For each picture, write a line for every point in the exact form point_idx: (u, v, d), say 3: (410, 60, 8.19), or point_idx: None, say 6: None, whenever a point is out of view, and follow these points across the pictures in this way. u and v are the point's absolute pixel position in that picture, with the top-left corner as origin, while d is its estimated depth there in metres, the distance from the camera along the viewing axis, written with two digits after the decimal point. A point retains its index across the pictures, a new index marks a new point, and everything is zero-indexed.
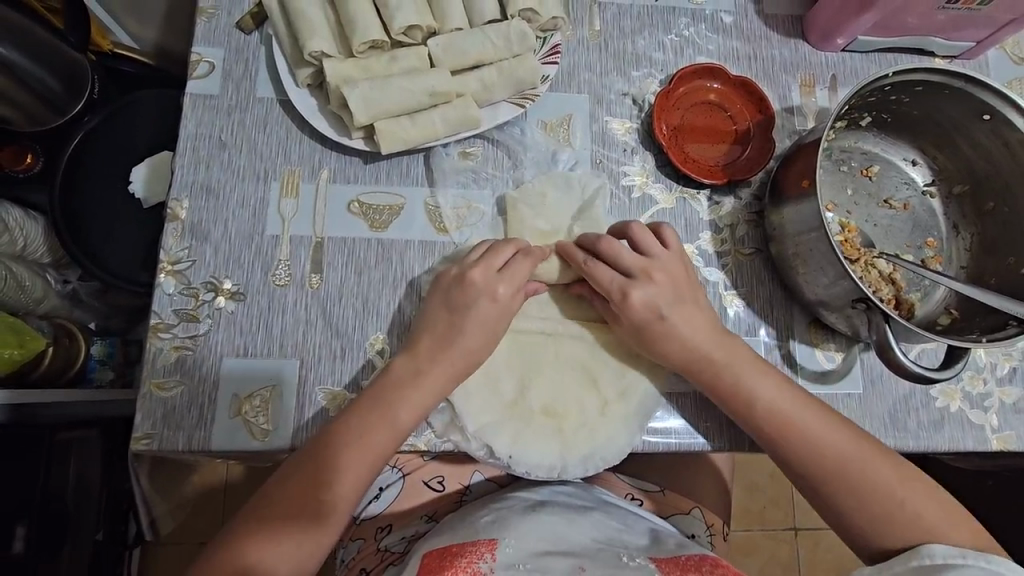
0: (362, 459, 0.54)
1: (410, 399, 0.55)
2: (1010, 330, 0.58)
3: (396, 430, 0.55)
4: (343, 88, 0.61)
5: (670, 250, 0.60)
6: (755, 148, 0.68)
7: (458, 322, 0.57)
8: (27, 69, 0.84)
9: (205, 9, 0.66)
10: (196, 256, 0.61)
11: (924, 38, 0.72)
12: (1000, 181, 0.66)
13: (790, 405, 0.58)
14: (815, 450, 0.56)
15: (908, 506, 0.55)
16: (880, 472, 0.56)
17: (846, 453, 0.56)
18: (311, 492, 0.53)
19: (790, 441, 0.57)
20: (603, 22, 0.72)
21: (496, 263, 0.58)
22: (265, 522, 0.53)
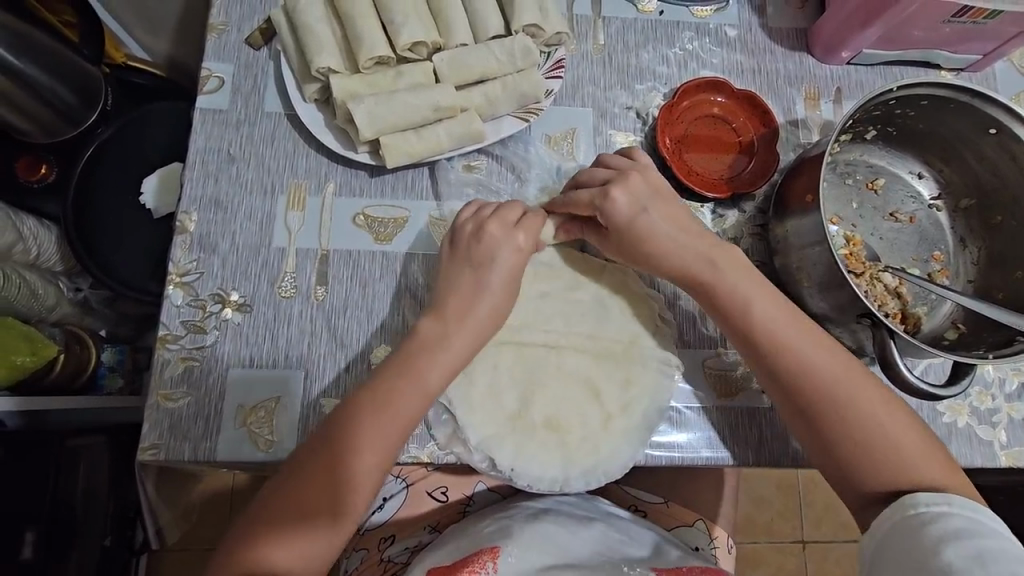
0: (371, 444, 0.54)
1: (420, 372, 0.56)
2: (1017, 346, 0.57)
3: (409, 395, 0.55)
4: (349, 103, 0.62)
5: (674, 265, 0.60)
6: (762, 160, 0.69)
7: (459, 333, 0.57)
8: (36, 78, 0.85)
9: (215, 26, 0.68)
10: (203, 268, 0.62)
11: (929, 52, 0.72)
12: (1007, 195, 0.65)
13: (793, 334, 0.57)
14: (812, 379, 0.56)
15: (897, 445, 0.54)
16: (877, 408, 0.55)
17: (845, 383, 0.56)
18: (324, 479, 0.53)
19: (786, 370, 0.57)
20: (607, 36, 0.72)
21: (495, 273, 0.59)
22: (279, 519, 0.53)
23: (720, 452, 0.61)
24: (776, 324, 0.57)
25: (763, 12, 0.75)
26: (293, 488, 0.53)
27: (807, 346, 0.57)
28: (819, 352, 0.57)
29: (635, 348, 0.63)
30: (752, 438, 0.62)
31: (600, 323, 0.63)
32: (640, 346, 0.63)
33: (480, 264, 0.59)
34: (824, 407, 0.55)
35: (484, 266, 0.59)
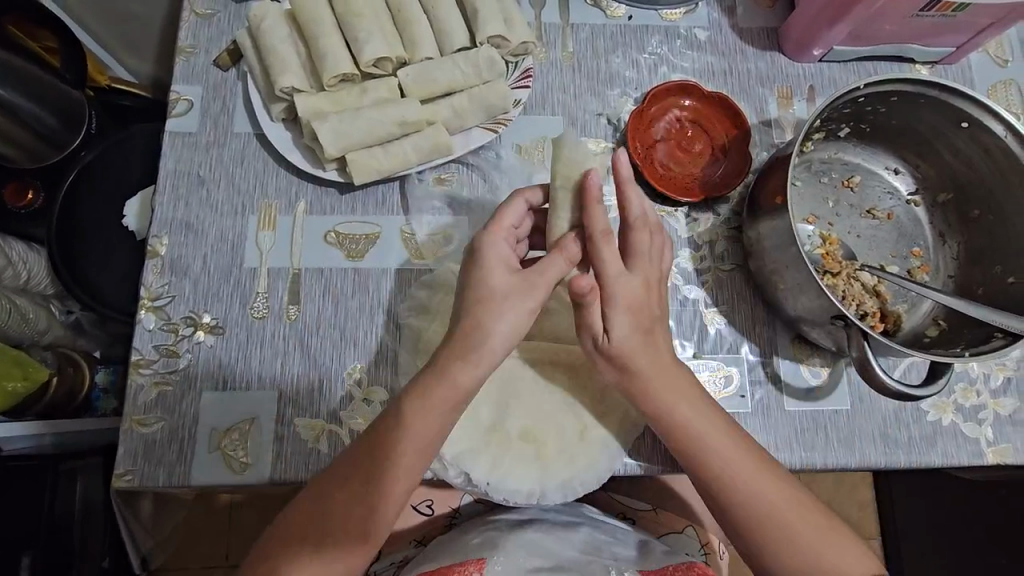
0: (390, 483, 0.51)
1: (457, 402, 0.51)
2: (995, 342, 0.57)
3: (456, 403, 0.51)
4: (314, 122, 0.62)
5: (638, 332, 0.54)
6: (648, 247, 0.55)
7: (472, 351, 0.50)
8: (14, 103, 0.85)
9: (183, 49, 0.68)
10: (175, 291, 0.62)
11: (900, 46, 0.72)
12: (982, 188, 0.65)
13: (699, 432, 0.54)
14: (715, 477, 0.54)
15: (803, 540, 0.53)
16: (775, 504, 0.53)
17: (745, 482, 0.53)
18: (355, 514, 0.52)
19: (694, 464, 0.55)
20: (576, 43, 0.72)
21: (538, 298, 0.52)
22: (301, 541, 0.52)
23: (661, 464, 0.61)
24: (685, 421, 0.54)
25: (732, 12, 0.75)
26: (317, 511, 0.53)
27: (714, 444, 0.54)
28: (721, 448, 0.54)
29: None
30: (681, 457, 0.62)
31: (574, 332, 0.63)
32: None
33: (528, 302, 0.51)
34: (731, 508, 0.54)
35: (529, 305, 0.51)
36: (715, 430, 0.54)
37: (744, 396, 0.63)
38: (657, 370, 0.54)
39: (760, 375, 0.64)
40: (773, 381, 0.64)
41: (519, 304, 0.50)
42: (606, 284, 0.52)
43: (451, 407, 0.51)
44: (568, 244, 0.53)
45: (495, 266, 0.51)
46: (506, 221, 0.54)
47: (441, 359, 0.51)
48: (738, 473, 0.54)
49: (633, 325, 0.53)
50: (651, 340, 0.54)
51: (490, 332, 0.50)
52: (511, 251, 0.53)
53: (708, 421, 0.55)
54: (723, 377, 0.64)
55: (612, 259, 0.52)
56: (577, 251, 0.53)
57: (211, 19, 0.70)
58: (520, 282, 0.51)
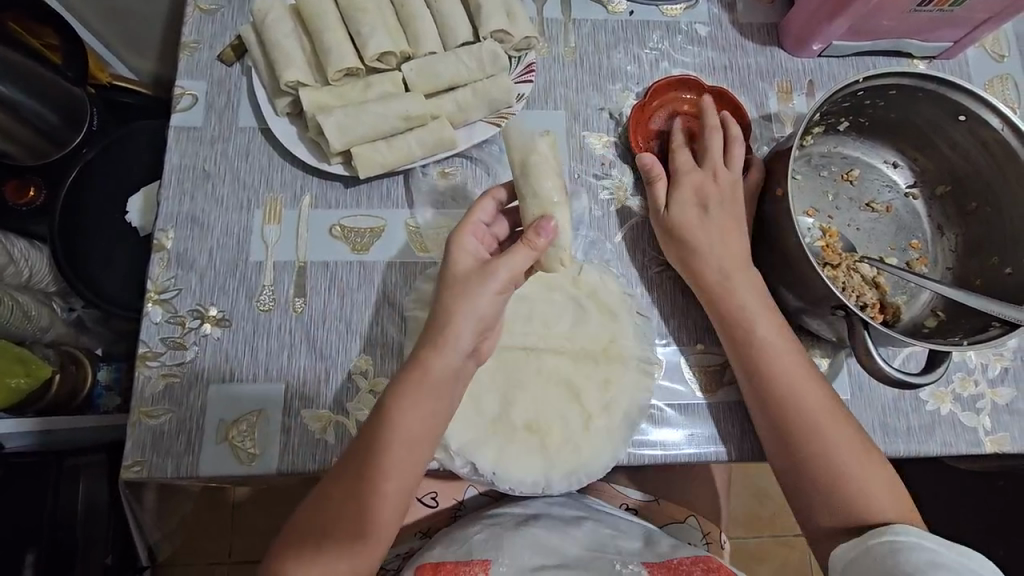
0: (391, 478, 0.52)
1: (438, 394, 0.52)
2: (992, 332, 0.57)
3: (440, 391, 0.52)
4: (319, 116, 0.62)
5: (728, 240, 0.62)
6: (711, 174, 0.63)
7: (451, 325, 0.52)
8: (14, 99, 0.85)
9: (188, 44, 0.68)
10: (182, 284, 0.62)
11: (898, 41, 0.72)
12: (980, 181, 0.65)
13: (772, 350, 0.59)
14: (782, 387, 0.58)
15: (852, 465, 0.56)
16: (835, 431, 0.56)
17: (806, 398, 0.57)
18: (349, 514, 0.52)
19: (761, 374, 0.58)
20: (577, 38, 0.73)
21: (505, 277, 0.52)
22: (303, 546, 0.53)
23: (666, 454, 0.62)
24: (766, 340, 0.59)
25: (732, 8, 0.75)
26: (315, 516, 0.53)
27: (786, 358, 0.58)
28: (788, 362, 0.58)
29: (613, 347, 0.63)
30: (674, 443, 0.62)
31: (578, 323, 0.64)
32: (618, 346, 0.63)
33: (495, 284, 0.52)
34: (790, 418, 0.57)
35: (489, 291, 0.52)
36: (788, 346, 0.59)
37: None
38: (731, 271, 0.61)
39: None
40: None
41: (484, 286, 0.52)
42: (672, 202, 0.63)
43: (429, 396, 0.52)
44: (532, 236, 0.53)
45: (460, 257, 0.54)
46: (473, 218, 0.56)
47: (419, 350, 0.53)
48: (805, 390, 0.58)
49: (694, 204, 0.63)
50: (739, 267, 0.61)
51: (454, 318, 0.51)
52: (480, 246, 0.56)
53: (781, 340, 0.59)
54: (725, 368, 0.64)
55: (681, 198, 0.63)
56: (542, 243, 0.53)
57: (214, 14, 0.70)
58: (480, 268, 0.52)
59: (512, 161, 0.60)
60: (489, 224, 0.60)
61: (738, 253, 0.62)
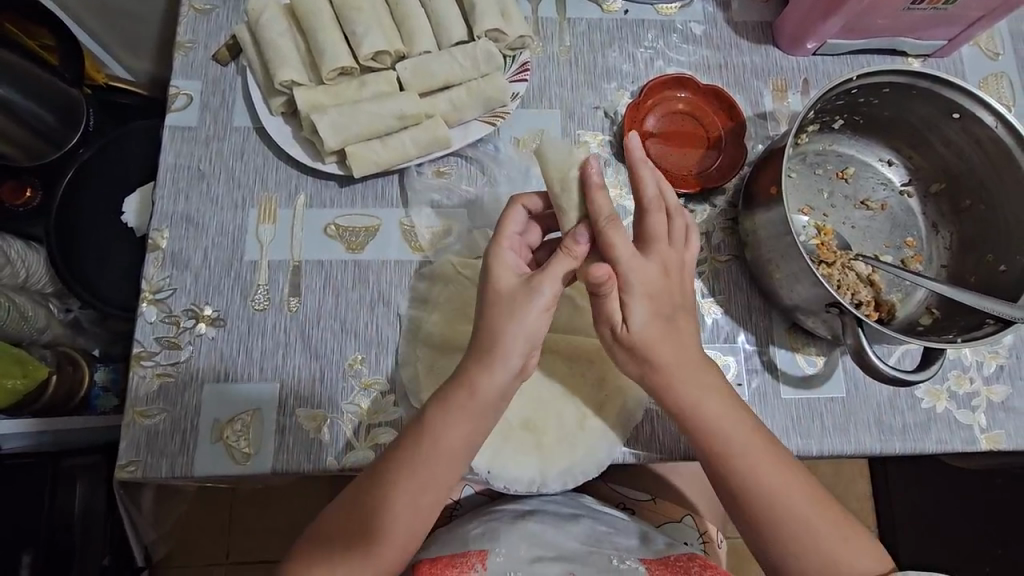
0: (425, 482, 0.52)
1: (478, 413, 0.52)
2: (987, 329, 0.57)
3: (484, 403, 0.52)
4: (313, 115, 0.62)
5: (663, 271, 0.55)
6: (666, 232, 0.56)
7: (498, 345, 0.50)
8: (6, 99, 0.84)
9: (182, 44, 0.68)
10: (176, 284, 0.62)
11: (893, 39, 0.72)
12: (975, 179, 0.65)
13: (717, 420, 0.54)
14: (731, 460, 0.54)
15: (821, 539, 0.52)
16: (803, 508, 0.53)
17: (770, 478, 0.53)
18: (376, 517, 0.52)
19: (704, 444, 0.55)
20: (572, 38, 0.73)
21: (551, 293, 0.51)
22: (331, 542, 0.53)
23: (661, 453, 0.61)
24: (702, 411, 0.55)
25: (727, 7, 0.75)
26: (347, 515, 0.53)
27: (735, 430, 0.54)
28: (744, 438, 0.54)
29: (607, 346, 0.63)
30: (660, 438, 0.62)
31: (574, 321, 0.64)
32: None
33: (540, 301, 0.50)
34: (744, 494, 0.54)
35: (531, 306, 0.50)
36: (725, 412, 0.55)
37: (741, 384, 0.64)
38: (688, 372, 0.55)
39: (757, 364, 0.65)
40: (768, 369, 0.65)
41: (527, 304, 0.50)
42: (621, 268, 0.53)
43: (473, 415, 0.52)
44: (570, 244, 0.52)
45: (500, 273, 0.51)
46: (508, 231, 0.54)
47: (467, 369, 0.51)
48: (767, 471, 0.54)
49: (655, 315, 0.54)
50: (672, 329, 0.55)
51: (503, 340, 0.50)
52: (520, 260, 0.54)
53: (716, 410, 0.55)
54: (721, 366, 0.64)
55: (623, 243, 0.52)
56: (581, 250, 0.52)
57: (209, 14, 0.70)
58: (523, 285, 0.51)
59: (550, 177, 0.56)
60: (524, 233, 0.59)
61: (682, 323, 0.56)
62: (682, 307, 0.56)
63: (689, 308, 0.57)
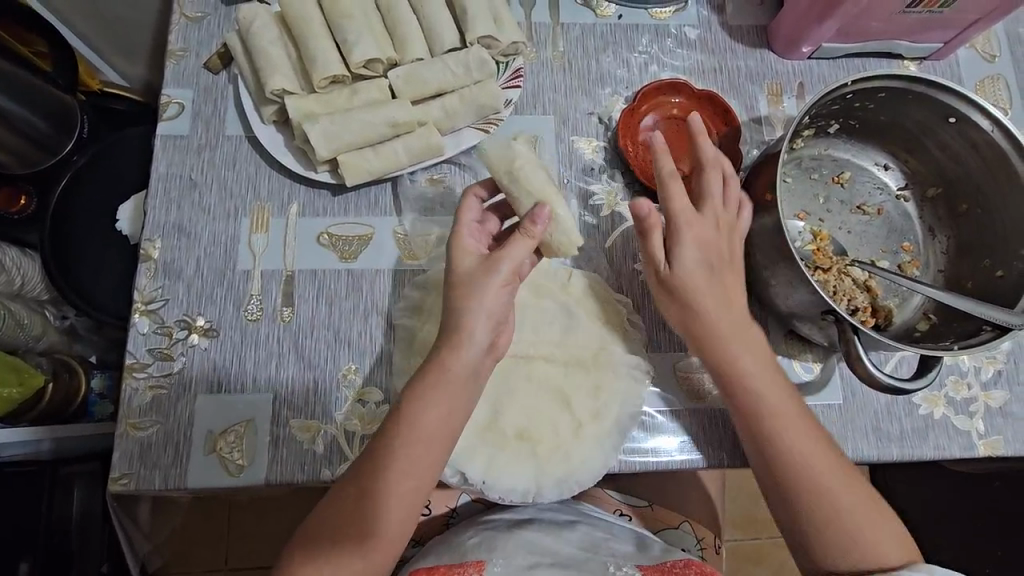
0: (414, 469, 0.52)
1: (449, 391, 0.52)
2: (984, 335, 0.57)
3: (458, 383, 0.52)
4: (304, 125, 0.62)
5: (717, 226, 0.58)
6: (718, 195, 0.59)
7: (464, 322, 0.51)
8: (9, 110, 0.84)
9: (174, 52, 0.68)
10: (169, 294, 0.62)
11: (889, 43, 0.72)
12: (970, 183, 0.65)
13: (760, 387, 0.56)
14: (770, 412, 0.55)
15: (845, 509, 0.54)
16: (833, 479, 0.54)
17: (808, 445, 0.55)
18: (365, 512, 0.51)
19: (746, 401, 0.56)
20: (566, 43, 0.72)
21: (510, 267, 0.52)
22: (322, 541, 0.52)
23: (657, 462, 0.61)
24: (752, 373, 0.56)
25: (722, 11, 0.75)
26: (339, 512, 0.52)
27: (774, 398, 0.56)
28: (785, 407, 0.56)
29: (603, 354, 0.62)
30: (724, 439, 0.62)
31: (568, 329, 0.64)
32: (609, 353, 0.62)
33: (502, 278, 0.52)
34: (783, 458, 0.55)
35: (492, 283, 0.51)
36: (768, 375, 0.57)
37: None
38: (732, 325, 0.57)
39: None
40: None
41: (488, 282, 0.51)
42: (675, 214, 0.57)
43: (447, 395, 0.52)
44: (528, 225, 0.52)
45: (460, 257, 0.53)
46: (465, 219, 0.56)
47: (436, 347, 0.52)
48: (801, 441, 0.55)
49: (700, 263, 0.56)
50: (723, 282, 0.57)
51: (465, 317, 0.51)
52: (479, 245, 0.56)
53: (762, 372, 0.57)
54: None
55: (681, 197, 0.57)
56: (540, 231, 0.52)
57: (201, 22, 0.70)
58: (483, 265, 0.52)
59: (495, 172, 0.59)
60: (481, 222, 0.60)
61: (729, 279, 0.58)
62: (728, 266, 0.58)
63: (735, 266, 0.59)
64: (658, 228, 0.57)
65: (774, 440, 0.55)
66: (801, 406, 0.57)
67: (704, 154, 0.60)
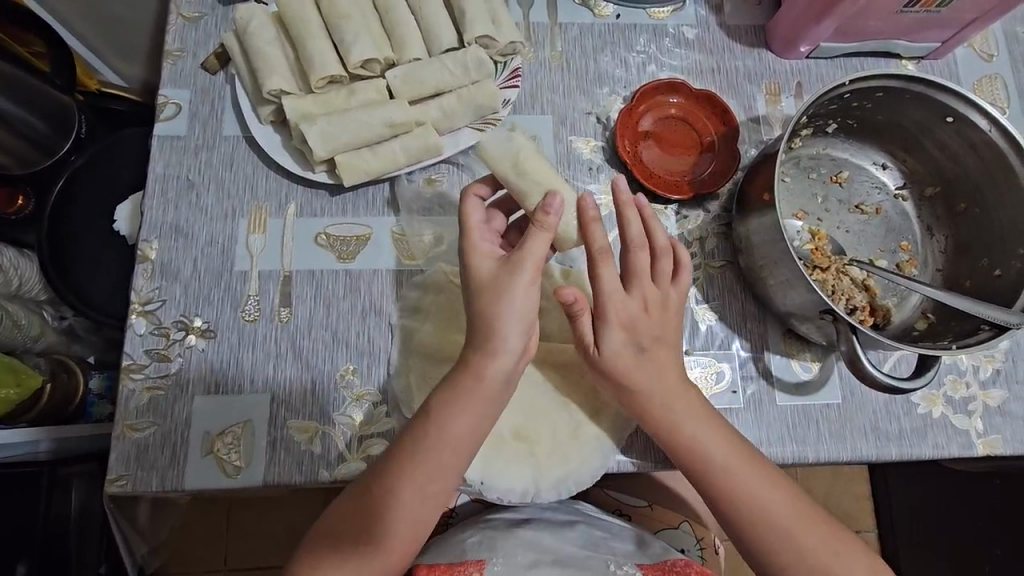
0: (439, 475, 0.52)
1: (480, 402, 0.50)
2: (982, 334, 0.57)
3: (490, 390, 0.50)
4: (302, 125, 0.62)
5: (642, 309, 0.54)
6: (648, 270, 0.54)
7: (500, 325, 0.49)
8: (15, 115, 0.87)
9: (171, 52, 0.68)
10: (166, 295, 0.62)
11: (887, 42, 0.72)
12: (968, 182, 0.65)
13: (705, 444, 0.54)
14: (717, 470, 0.54)
15: (808, 553, 0.53)
16: (790, 523, 0.54)
17: (759, 495, 0.54)
18: (381, 515, 0.52)
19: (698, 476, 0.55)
20: (564, 43, 0.72)
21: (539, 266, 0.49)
22: (340, 542, 0.53)
23: (656, 462, 0.61)
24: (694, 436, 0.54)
25: (720, 10, 0.75)
26: (354, 515, 0.53)
27: (720, 451, 0.54)
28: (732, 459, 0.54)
29: None
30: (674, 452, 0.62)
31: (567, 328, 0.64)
32: None
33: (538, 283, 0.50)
34: (741, 511, 0.54)
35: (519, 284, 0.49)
36: (711, 429, 0.55)
37: (735, 391, 0.63)
38: (661, 390, 0.55)
39: (752, 370, 0.64)
40: (764, 376, 0.64)
41: (521, 283, 0.49)
42: (601, 299, 0.52)
43: (480, 403, 0.50)
44: (542, 216, 0.48)
45: (479, 262, 0.51)
46: (474, 221, 0.53)
47: (466, 352, 0.51)
48: (755, 492, 0.54)
49: (626, 344, 0.54)
50: (649, 357, 0.54)
51: (499, 320, 0.49)
52: (494, 245, 0.53)
53: (706, 428, 0.55)
54: (715, 372, 0.64)
55: (635, 223, 0.53)
56: (554, 221, 0.48)
57: (198, 22, 0.69)
58: (505, 267, 0.49)
59: (500, 169, 0.59)
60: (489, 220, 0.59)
61: (662, 354, 0.55)
62: (661, 341, 0.55)
63: (670, 340, 0.55)
64: (585, 312, 0.53)
65: (723, 493, 0.54)
66: (748, 452, 0.55)
67: (631, 233, 0.53)
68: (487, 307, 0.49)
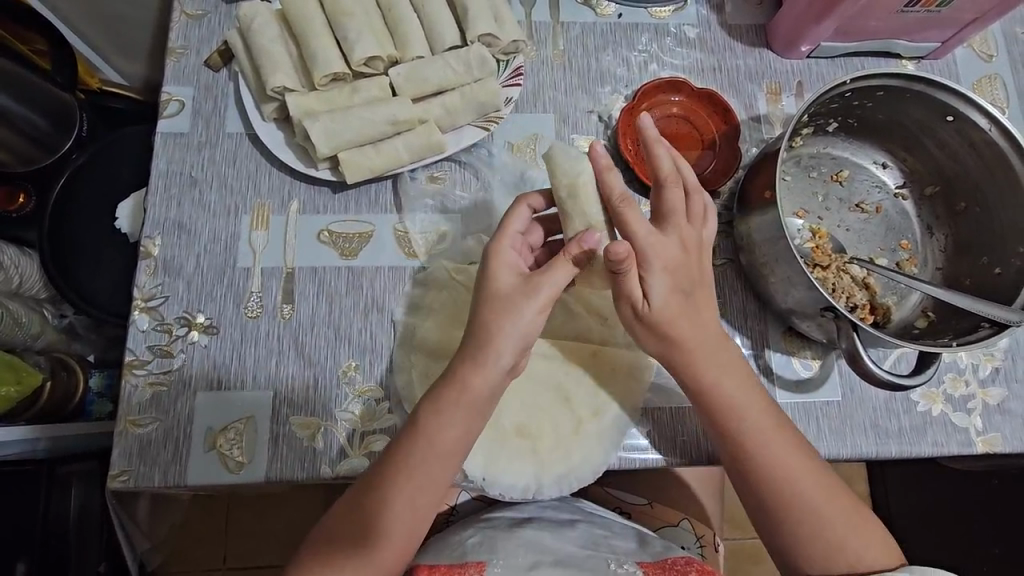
0: (431, 480, 0.52)
1: (465, 413, 0.51)
2: (982, 332, 0.57)
3: (477, 399, 0.51)
4: (305, 122, 0.62)
5: (683, 247, 0.53)
6: (682, 207, 0.54)
7: (489, 337, 0.50)
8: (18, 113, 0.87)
9: (174, 50, 0.68)
10: (169, 291, 0.62)
11: (887, 42, 0.72)
12: (969, 181, 0.65)
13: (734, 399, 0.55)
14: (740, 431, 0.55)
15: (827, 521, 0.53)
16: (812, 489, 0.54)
17: (783, 458, 0.54)
18: (376, 521, 0.52)
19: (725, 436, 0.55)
20: (566, 41, 0.73)
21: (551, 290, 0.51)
22: (335, 548, 0.53)
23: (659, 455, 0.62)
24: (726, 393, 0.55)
25: (721, 10, 0.75)
26: (348, 522, 0.53)
27: (752, 418, 0.55)
28: (764, 431, 0.55)
29: (603, 350, 0.62)
30: (678, 436, 0.62)
31: (568, 325, 0.64)
32: (610, 349, 0.63)
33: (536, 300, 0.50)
34: (762, 474, 0.54)
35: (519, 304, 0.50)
36: (741, 385, 0.55)
37: None
38: (702, 344, 0.54)
39: (753, 368, 0.65)
40: (764, 373, 0.65)
41: (521, 302, 0.50)
42: (643, 248, 0.51)
43: (467, 411, 0.51)
44: (575, 249, 0.50)
45: (499, 271, 0.52)
46: (511, 229, 0.54)
47: (460, 364, 0.51)
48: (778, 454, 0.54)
49: (674, 290, 0.53)
50: (691, 304, 0.54)
51: (493, 336, 0.50)
52: (521, 259, 0.53)
53: (737, 385, 0.55)
54: None
55: (666, 156, 0.53)
56: (587, 256, 0.50)
57: (201, 20, 0.70)
58: (519, 286, 0.51)
59: (557, 185, 0.56)
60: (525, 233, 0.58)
61: (700, 298, 0.54)
62: (701, 284, 0.54)
63: (706, 282, 0.55)
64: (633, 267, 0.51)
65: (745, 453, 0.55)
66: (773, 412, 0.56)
67: (664, 170, 0.53)
68: (483, 322, 0.50)
